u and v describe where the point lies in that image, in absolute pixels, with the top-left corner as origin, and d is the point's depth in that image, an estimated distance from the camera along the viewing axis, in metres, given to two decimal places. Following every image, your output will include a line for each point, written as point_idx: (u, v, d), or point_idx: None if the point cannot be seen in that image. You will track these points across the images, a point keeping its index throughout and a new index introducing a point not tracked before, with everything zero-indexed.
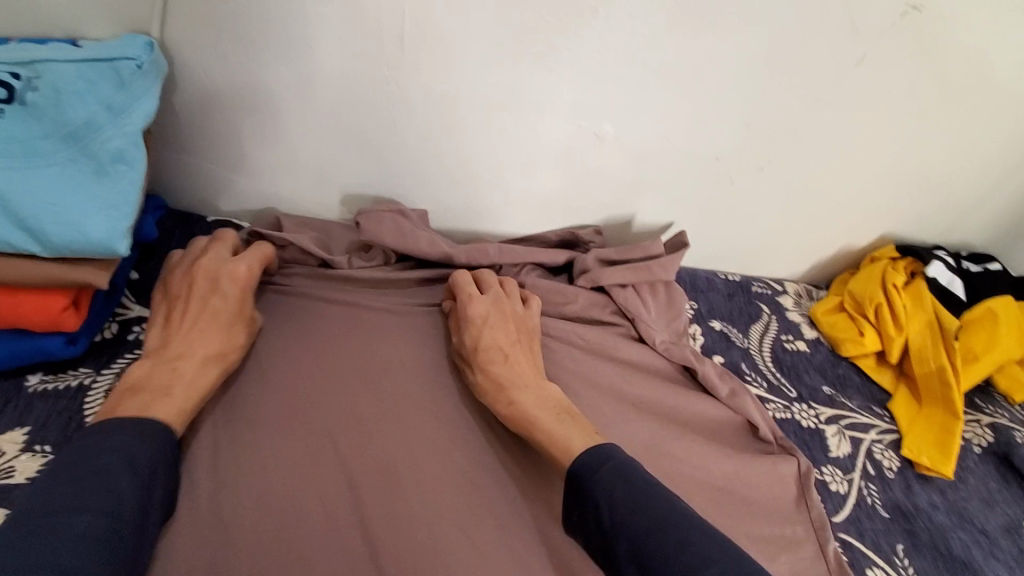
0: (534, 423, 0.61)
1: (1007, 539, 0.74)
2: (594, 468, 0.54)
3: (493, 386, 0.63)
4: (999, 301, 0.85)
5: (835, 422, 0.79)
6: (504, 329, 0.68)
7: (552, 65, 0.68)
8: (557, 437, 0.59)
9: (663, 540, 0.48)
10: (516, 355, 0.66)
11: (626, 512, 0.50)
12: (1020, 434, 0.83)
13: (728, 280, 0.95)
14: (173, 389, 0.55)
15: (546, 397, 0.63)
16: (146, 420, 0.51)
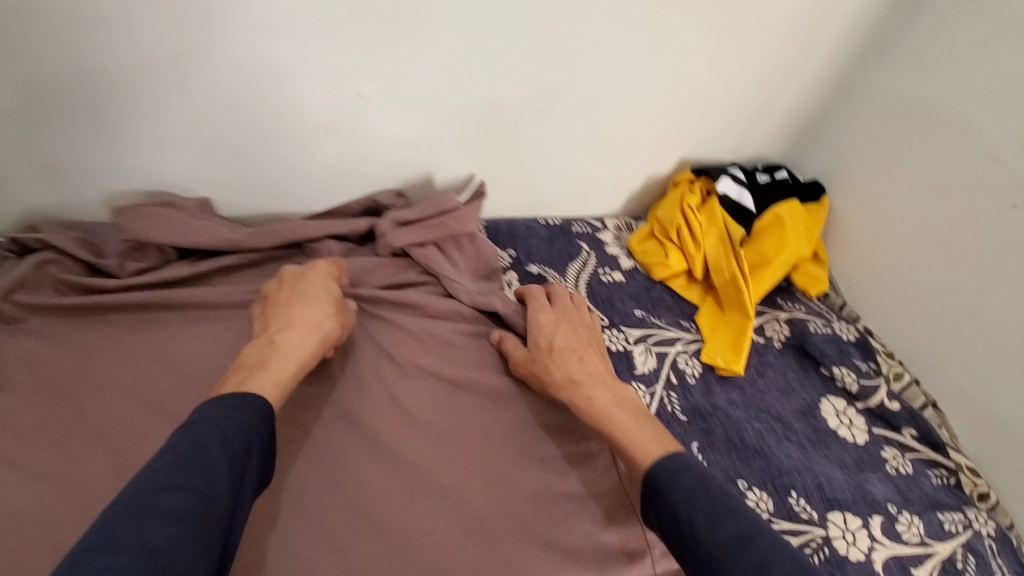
0: (607, 419, 0.64)
1: (801, 422, 0.79)
2: (673, 477, 0.55)
3: (567, 383, 0.68)
4: (784, 205, 0.92)
5: (644, 340, 0.84)
6: (574, 334, 0.74)
7: (284, 29, 0.66)
8: (634, 435, 0.62)
9: (750, 552, 0.48)
10: (590, 357, 0.72)
11: (699, 519, 0.51)
12: (814, 324, 0.90)
13: (548, 224, 0.97)
14: (272, 361, 0.60)
15: (620, 396, 0.67)
16: (250, 396, 0.55)
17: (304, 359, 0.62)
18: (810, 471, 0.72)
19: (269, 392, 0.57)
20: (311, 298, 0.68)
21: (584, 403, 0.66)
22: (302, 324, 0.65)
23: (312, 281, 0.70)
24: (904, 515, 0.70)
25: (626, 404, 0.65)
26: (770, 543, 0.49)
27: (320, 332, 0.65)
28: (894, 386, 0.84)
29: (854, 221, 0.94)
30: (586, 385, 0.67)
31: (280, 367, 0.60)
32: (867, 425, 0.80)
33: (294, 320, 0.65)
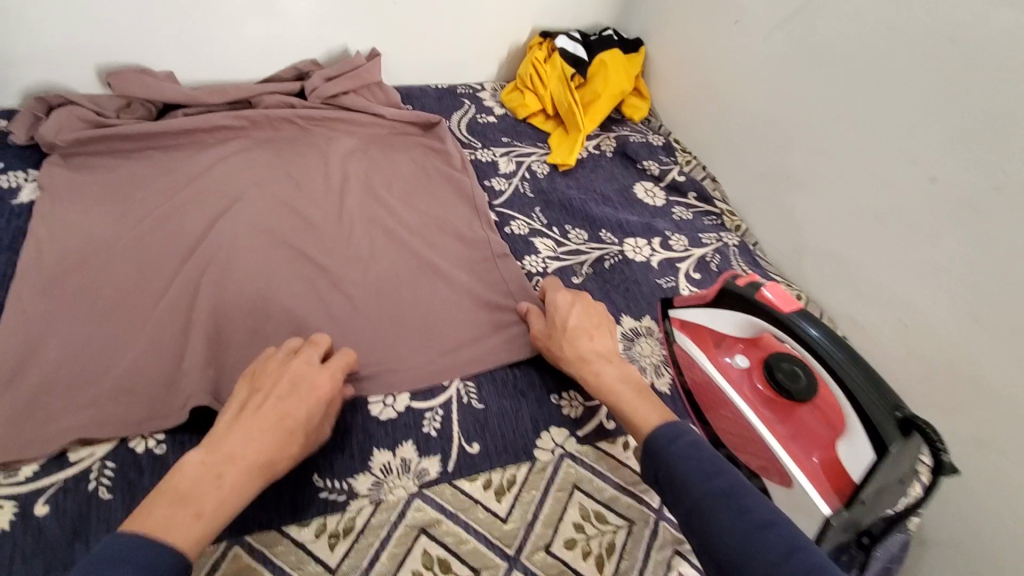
0: (610, 393, 0.68)
1: (616, 194, 1.14)
2: (670, 440, 0.61)
3: (579, 359, 0.73)
4: (607, 54, 1.24)
5: (507, 154, 1.17)
6: (586, 312, 0.79)
7: None
8: (635, 408, 0.66)
9: (735, 504, 0.53)
10: (600, 334, 0.76)
11: (692, 476, 0.56)
12: (634, 137, 1.24)
13: (438, 88, 1.28)
14: (197, 504, 0.51)
15: (628, 375, 0.71)
16: (156, 548, 0.47)
17: (238, 503, 0.54)
18: (616, 218, 1.07)
19: (190, 542, 0.49)
20: (277, 412, 0.60)
21: (594, 378, 0.71)
22: (258, 443, 0.57)
23: (315, 378, 0.65)
24: (677, 236, 1.06)
25: (630, 384, 0.69)
26: (718, 465, 0.58)
27: (287, 441, 0.59)
28: (685, 169, 1.19)
29: (663, 62, 1.27)
30: (597, 363, 0.72)
31: (214, 512, 0.52)
32: (665, 195, 1.15)
33: (250, 440, 0.57)
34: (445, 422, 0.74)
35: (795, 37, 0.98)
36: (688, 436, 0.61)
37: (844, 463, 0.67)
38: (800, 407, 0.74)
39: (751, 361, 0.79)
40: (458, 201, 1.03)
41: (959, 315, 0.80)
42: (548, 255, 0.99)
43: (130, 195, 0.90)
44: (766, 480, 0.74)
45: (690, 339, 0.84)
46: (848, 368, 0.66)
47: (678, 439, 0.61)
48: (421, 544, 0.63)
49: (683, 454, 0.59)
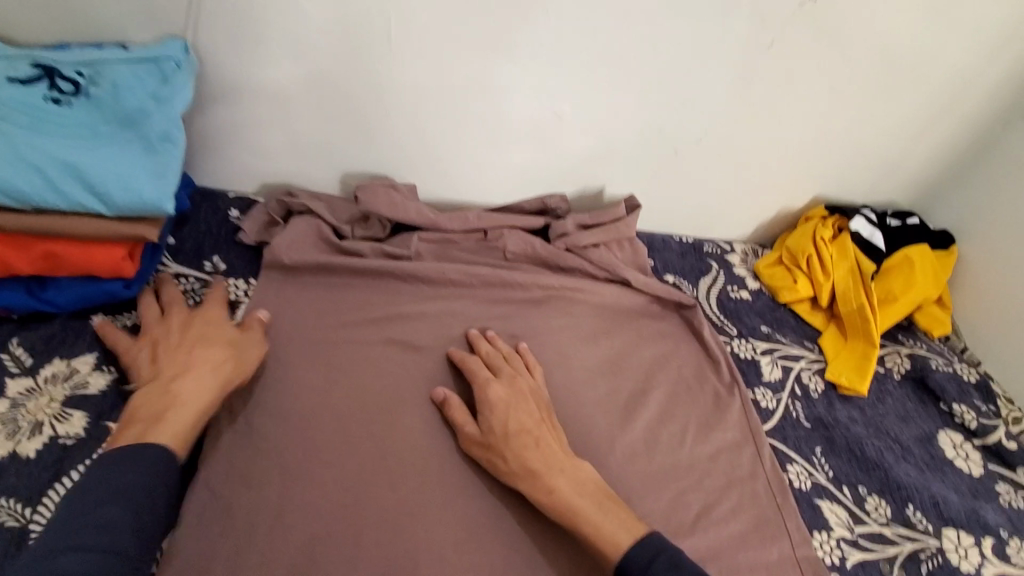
0: (572, 512, 0.61)
1: (919, 447, 0.85)
2: (647, 559, 0.58)
3: (526, 474, 0.63)
4: (914, 249, 0.98)
5: (771, 353, 0.93)
6: (526, 405, 0.69)
7: (512, 56, 0.81)
8: (606, 528, 0.60)
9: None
10: (544, 433, 0.67)
11: None
12: (936, 362, 0.95)
13: (681, 241, 1.08)
14: (172, 411, 0.60)
15: (584, 485, 0.64)
16: (148, 446, 0.56)
17: None
18: (928, 491, 0.78)
19: None
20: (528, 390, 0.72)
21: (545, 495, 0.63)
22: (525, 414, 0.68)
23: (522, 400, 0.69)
24: (1018, 543, 0.76)
25: (588, 491, 0.63)
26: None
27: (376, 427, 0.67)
28: (1011, 430, 0.88)
29: (977, 273, 1.01)
30: (553, 480, 0.63)
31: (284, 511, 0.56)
32: (982, 460, 0.85)
33: (520, 407, 0.69)
34: None
35: None
36: (666, 554, 0.58)
37: None
38: None
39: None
40: (714, 424, 0.80)
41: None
42: (844, 538, 0.72)
43: (351, 343, 0.76)
44: None
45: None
46: None
47: (655, 560, 0.58)
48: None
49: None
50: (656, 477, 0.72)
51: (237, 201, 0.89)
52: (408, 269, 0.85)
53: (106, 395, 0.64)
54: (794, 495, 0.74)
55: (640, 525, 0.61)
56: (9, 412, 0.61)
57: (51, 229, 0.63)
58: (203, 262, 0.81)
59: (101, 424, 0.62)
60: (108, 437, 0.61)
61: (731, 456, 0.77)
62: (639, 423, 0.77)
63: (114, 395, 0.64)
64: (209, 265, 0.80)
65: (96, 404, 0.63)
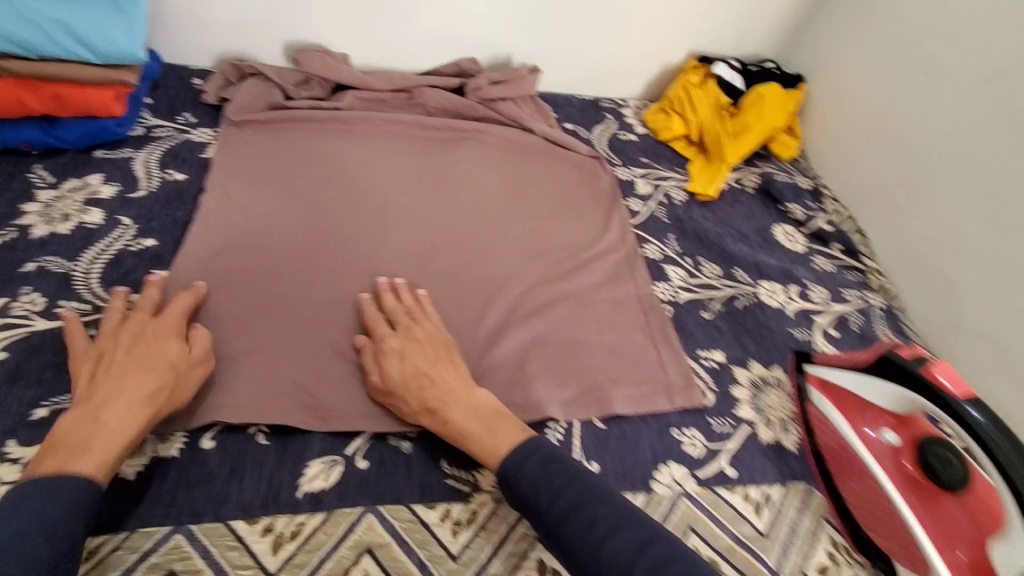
0: (462, 433, 0.68)
1: (754, 233, 1.09)
2: (520, 465, 0.65)
3: (425, 411, 0.70)
4: (765, 86, 1.20)
5: (645, 176, 1.16)
6: (421, 351, 0.73)
7: None
8: (486, 442, 0.68)
9: (583, 514, 0.60)
10: (442, 373, 0.72)
11: (544, 498, 0.62)
12: (779, 176, 1.19)
13: (582, 99, 1.29)
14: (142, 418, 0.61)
15: (477, 411, 0.70)
16: (83, 469, 0.56)
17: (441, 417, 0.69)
18: (752, 257, 1.04)
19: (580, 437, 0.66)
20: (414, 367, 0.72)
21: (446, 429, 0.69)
22: (421, 369, 0.72)
23: (394, 340, 0.74)
24: (817, 288, 1.01)
25: (480, 416, 0.69)
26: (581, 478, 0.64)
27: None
28: (832, 218, 1.13)
29: (820, 104, 1.22)
30: (448, 407, 0.69)
31: (136, 429, 0.60)
32: (806, 241, 1.10)
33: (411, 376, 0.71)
34: (568, 434, 0.77)
35: (991, 101, 0.92)
36: (539, 456, 0.65)
37: (994, 562, 0.62)
38: (945, 495, 0.67)
39: (899, 437, 0.72)
40: (590, 217, 1.03)
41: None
42: (680, 284, 0.97)
43: (303, 167, 0.98)
44: (897, 559, 0.70)
45: (830, 401, 0.79)
46: (1004, 445, 0.61)
47: (526, 464, 0.65)
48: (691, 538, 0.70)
49: (529, 480, 0.64)
50: (541, 250, 0.96)
51: (199, 73, 1.09)
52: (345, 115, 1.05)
53: (115, 201, 0.86)
54: (645, 259, 1.00)
55: (520, 435, 0.68)
56: (44, 209, 0.83)
57: (55, 75, 0.83)
58: (177, 116, 1.02)
59: (115, 218, 0.84)
60: (121, 225, 0.84)
61: (600, 236, 1.01)
62: (531, 219, 1.00)
63: (120, 200, 0.86)
64: (182, 118, 1.01)
65: (109, 206, 0.85)
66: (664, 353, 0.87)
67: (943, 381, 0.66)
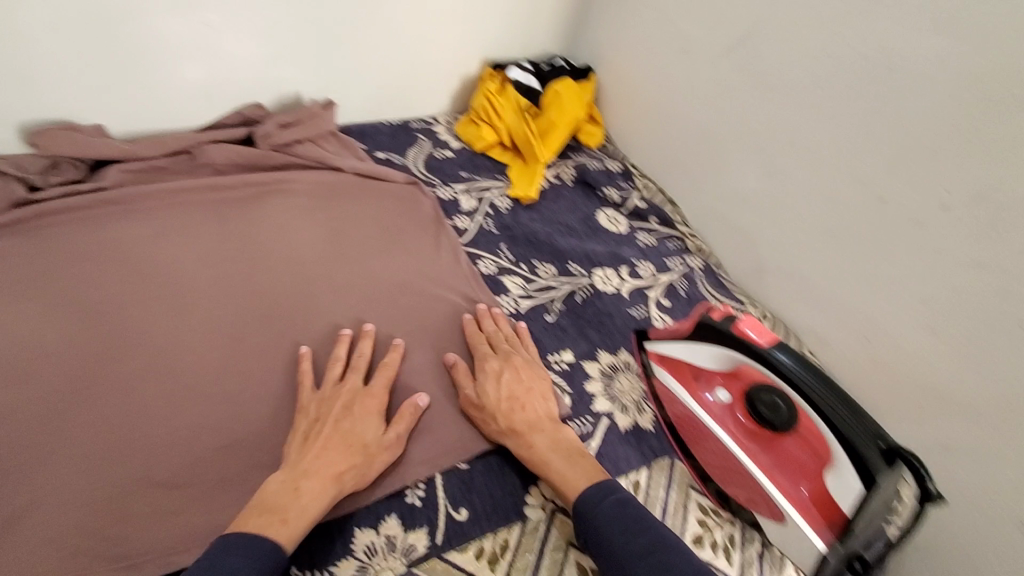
0: (542, 463, 0.70)
1: (580, 224, 1.13)
2: (595, 502, 0.65)
3: (510, 433, 0.73)
4: (559, 83, 1.25)
5: (468, 190, 1.15)
6: (517, 379, 0.77)
7: None
8: (567, 474, 0.69)
9: (657, 558, 0.60)
10: (532, 403, 0.75)
11: (617, 539, 0.62)
12: (592, 164, 1.24)
13: (390, 124, 1.25)
14: (302, 506, 0.61)
15: (559, 442, 0.72)
16: (261, 540, 0.57)
17: (318, 512, 0.62)
18: (582, 249, 1.07)
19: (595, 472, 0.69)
20: (347, 441, 0.67)
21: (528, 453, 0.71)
22: (326, 471, 0.64)
23: (365, 401, 0.72)
24: (644, 264, 1.07)
25: (560, 449, 0.71)
26: (645, 518, 0.64)
27: (350, 459, 0.66)
28: (644, 195, 1.20)
29: (612, 91, 1.29)
30: (532, 433, 0.72)
31: (299, 523, 0.60)
32: (627, 221, 1.16)
33: (325, 464, 0.65)
34: (428, 489, 0.71)
35: (742, 65, 1.01)
36: (615, 495, 0.66)
37: (833, 495, 0.67)
38: (784, 438, 0.73)
39: (730, 393, 0.78)
40: (419, 246, 1.00)
41: (934, 346, 0.83)
42: (519, 293, 0.97)
43: (64, 267, 0.83)
44: (754, 511, 0.74)
45: (670, 374, 0.83)
46: (829, 399, 0.66)
47: (605, 499, 0.65)
48: (573, 554, 0.68)
49: (605, 515, 0.64)
50: (371, 294, 0.91)
51: None
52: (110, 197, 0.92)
53: None
54: (481, 275, 0.99)
55: (599, 471, 0.69)
56: None
57: None
58: None
59: None
60: None
61: (433, 264, 0.97)
62: (356, 261, 0.95)
63: None
64: None
65: None
66: None
67: (748, 335, 0.72)
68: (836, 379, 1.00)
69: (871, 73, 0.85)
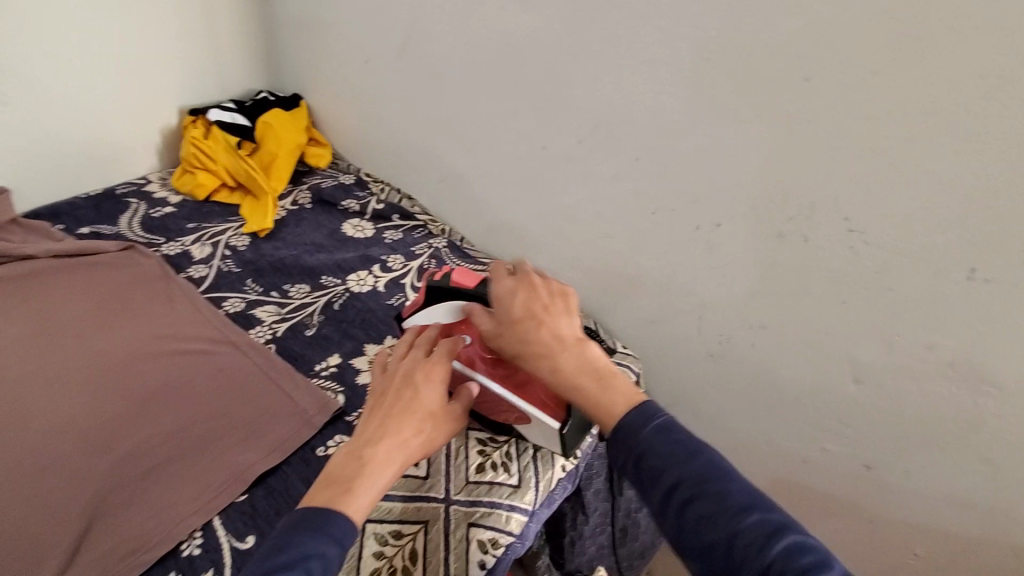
0: (571, 390, 0.60)
1: (326, 239, 1.18)
2: (634, 430, 0.55)
3: (528, 355, 0.62)
4: (267, 114, 1.26)
5: (198, 240, 1.11)
6: (529, 297, 0.64)
7: None
8: (599, 400, 0.59)
9: (689, 463, 0.52)
10: (555, 321, 0.63)
11: (664, 463, 0.52)
12: (326, 183, 1.29)
13: (91, 196, 1.17)
14: (363, 479, 0.56)
15: (587, 363, 0.61)
16: (330, 513, 0.52)
17: (376, 489, 0.56)
18: (331, 260, 1.11)
19: (620, 403, 0.58)
20: (407, 412, 0.60)
21: (554, 375, 0.61)
22: (388, 439, 0.58)
23: (428, 369, 0.63)
24: (394, 257, 1.15)
25: (588, 370, 0.60)
26: (696, 444, 0.54)
27: (416, 423, 0.60)
28: (381, 197, 1.29)
29: (325, 111, 1.34)
30: (556, 354, 0.61)
31: (365, 497, 0.55)
32: (371, 224, 1.23)
33: (383, 431, 0.59)
34: (207, 535, 0.71)
35: (414, 64, 1.13)
36: (657, 419, 0.55)
37: None
38: None
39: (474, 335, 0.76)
40: (149, 308, 0.96)
41: (617, 250, 1.02)
42: (273, 319, 0.99)
43: None
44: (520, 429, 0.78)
45: None
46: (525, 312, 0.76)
47: (646, 426, 0.55)
48: (369, 528, 0.72)
49: (649, 442, 0.54)
50: (96, 371, 0.85)
51: None
52: None
53: None
54: (229, 315, 0.99)
55: (637, 393, 0.59)
56: None
57: None
58: None
59: None
60: None
61: (171, 320, 0.94)
62: (72, 344, 0.88)
63: None
64: None
65: None
66: (285, 387, 0.87)
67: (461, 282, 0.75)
68: (580, 305, 1.15)
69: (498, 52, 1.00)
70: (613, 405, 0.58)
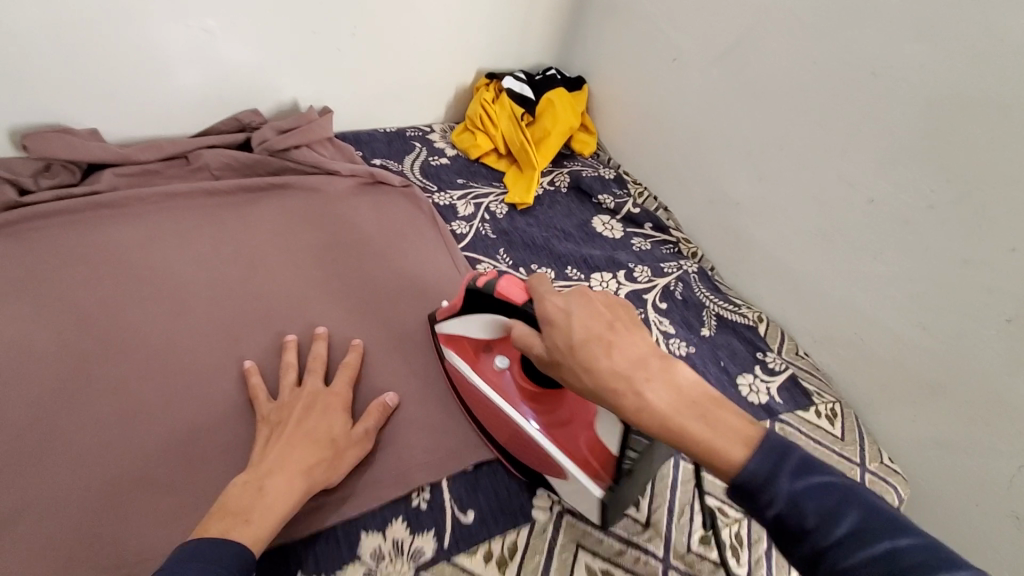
0: (676, 428, 0.52)
1: (576, 229, 1.15)
2: (753, 469, 0.49)
3: (605, 387, 0.54)
4: (553, 92, 1.27)
5: (464, 197, 1.16)
6: (591, 309, 0.58)
7: None
8: (710, 440, 0.51)
9: (825, 495, 0.47)
10: (621, 339, 0.56)
11: (799, 510, 0.47)
12: (587, 172, 1.26)
13: (386, 132, 1.27)
14: (257, 513, 0.60)
15: (683, 394, 0.54)
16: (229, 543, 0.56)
17: (285, 512, 0.62)
18: (579, 253, 1.08)
19: (733, 451, 0.50)
20: (312, 438, 0.68)
21: (643, 410, 0.53)
22: (292, 465, 0.64)
23: (329, 401, 0.73)
24: (641, 267, 1.09)
25: (688, 400, 0.53)
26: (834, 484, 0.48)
27: (320, 452, 0.67)
28: (638, 201, 1.22)
29: (604, 100, 1.31)
30: (643, 389, 0.53)
31: (264, 519, 0.60)
32: (622, 226, 1.18)
33: (287, 460, 0.65)
34: (434, 493, 0.75)
35: (733, 73, 1.02)
36: (790, 458, 0.49)
37: (602, 439, 0.70)
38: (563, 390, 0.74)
39: (509, 358, 0.77)
40: (416, 251, 1.02)
41: (925, 344, 0.86)
42: None
43: (61, 274, 0.83)
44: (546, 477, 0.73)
45: (457, 355, 0.81)
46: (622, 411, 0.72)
47: (776, 474, 0.48)
48: (581, 556, 0.72)
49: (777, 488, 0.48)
50: (374, 299, 0.93)
51: None
52: (106, 203, 0.91)
53: None
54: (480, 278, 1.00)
55: (747, 426, 0.52)
56: None
57: None
58: None
59: None
60: None
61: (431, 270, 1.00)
62: (354, 289, 0.93)
63: None
64: None
65: None
66: None
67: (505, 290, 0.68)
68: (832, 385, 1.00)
69: (853, 81, 0.87)
70: (723, 440, 0.51)
